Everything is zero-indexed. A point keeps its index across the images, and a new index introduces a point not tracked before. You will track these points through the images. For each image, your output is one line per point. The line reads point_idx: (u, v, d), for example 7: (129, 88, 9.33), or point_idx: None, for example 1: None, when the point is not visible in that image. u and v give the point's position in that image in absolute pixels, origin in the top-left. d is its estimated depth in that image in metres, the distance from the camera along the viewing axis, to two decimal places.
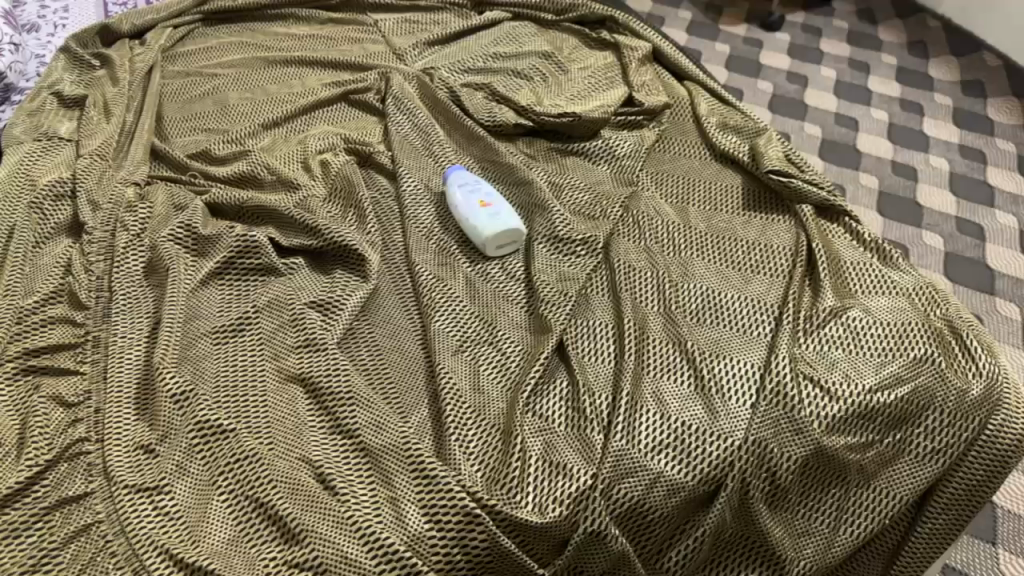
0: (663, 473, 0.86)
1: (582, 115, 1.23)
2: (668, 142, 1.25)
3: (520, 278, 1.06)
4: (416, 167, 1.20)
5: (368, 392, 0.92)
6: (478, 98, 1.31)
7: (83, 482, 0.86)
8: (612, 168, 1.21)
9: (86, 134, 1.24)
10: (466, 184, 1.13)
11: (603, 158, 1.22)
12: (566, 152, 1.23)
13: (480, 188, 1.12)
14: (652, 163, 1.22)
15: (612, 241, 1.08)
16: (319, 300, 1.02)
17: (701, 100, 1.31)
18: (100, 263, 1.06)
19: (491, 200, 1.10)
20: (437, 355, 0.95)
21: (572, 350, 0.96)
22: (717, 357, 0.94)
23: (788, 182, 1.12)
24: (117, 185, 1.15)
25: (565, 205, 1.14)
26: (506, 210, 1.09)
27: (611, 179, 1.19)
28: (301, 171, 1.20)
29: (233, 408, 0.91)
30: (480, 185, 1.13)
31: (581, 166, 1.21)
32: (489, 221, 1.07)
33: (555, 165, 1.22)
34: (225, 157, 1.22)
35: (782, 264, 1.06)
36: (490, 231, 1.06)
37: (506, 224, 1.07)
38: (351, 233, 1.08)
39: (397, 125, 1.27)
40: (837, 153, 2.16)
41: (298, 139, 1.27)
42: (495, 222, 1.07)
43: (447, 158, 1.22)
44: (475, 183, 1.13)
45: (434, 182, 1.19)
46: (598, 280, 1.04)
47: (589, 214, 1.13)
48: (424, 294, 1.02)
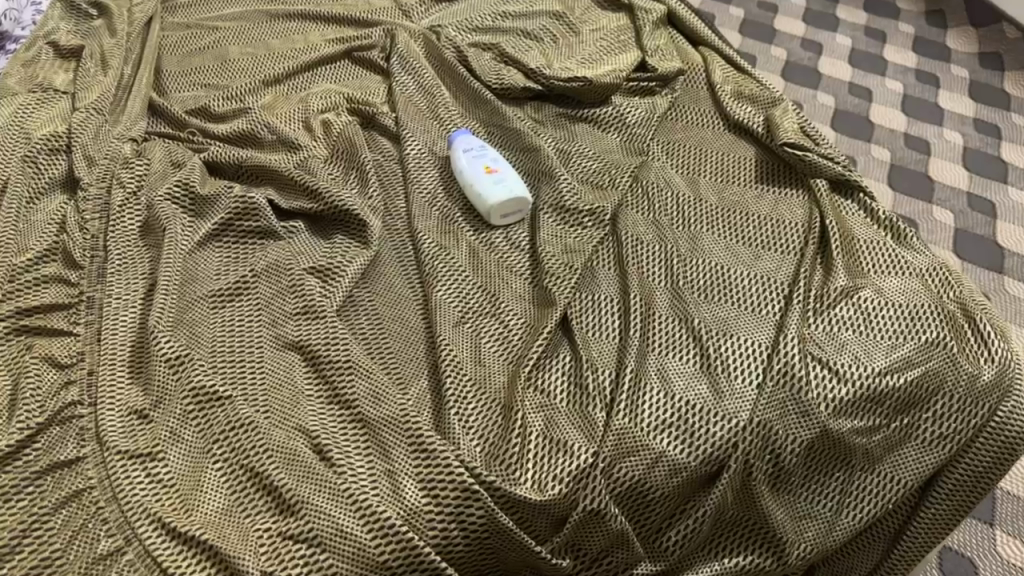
0: (666, 452, 0.84)
1: (594, 80, 1.20)
2: (681, 110, 1.22)
3: (525, 249, 1.04)
4: (422, 130, 1.17)
5: (368, 363, 0.91)
6: (486, 60, 1.27)
7: (75, 447, 0.84)
8: (622, 135, 1.18)
9: (83, 87, 1.20)
10: (474, 149, 1.10)
11: (613, 126, 1.19)
12: (576, 118, 1.20)
13: (488, 153, 1.10)
14: (664, 131, 1.19)
15: (619, 213, 1.05)
16: (319, 266, 1.00)
17: (716, 68, 1.27)
18: (96, 221, 1.05)
19: (499, 166, 1.08)
20: (438, 326, 0.93)
21: (576, 324, 0.94)
22: (723, 334, 0.93)
23: (803, 155, 1.09)
24: (113, 141, 1.12)
25: (572, 174, 1.11)
26: (513, 177, 1.07)
27: (620, 147, 1.16)
28: (302, 130, 1.17)
29: (230, 375, 0.89)
30: (488, 151, 1.10)
31: (591, 133, 1.18)
32: (496, 190, 1.05)
33: (564, 131, 1.19)
34: (225, 114, 1.19)
35: (794, 241, 1.04)
36: (496, 199, 1.04)
37: (513, 194, 1.04)
38: (353, 199, 1.06)
39: (402, 86, 1.23)
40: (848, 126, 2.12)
41: (301, 97, 1.23)
42: (502, 190, 1.05)
43: (453, 121, 1.19)
44: (484, 149, 1.10)
45: (439, 147, 1.16)
46: (605, 252, 1.02)
47: (597, 183, 1.10)
48: (427, 263, 1.01)
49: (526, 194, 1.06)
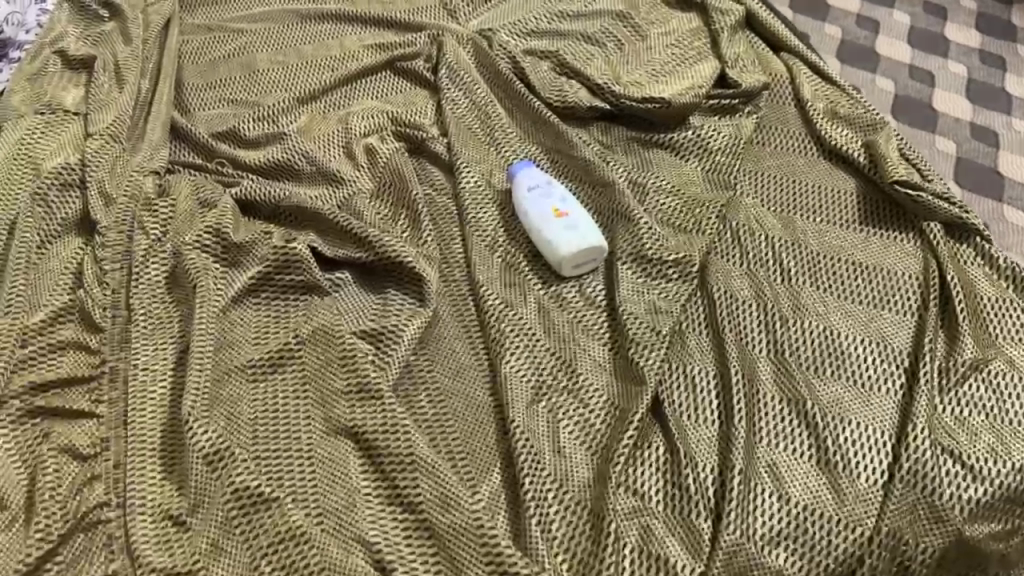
0: (783, 571, 0.73)
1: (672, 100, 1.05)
2: (767, 132, 1.08)
3: (602, 306, 0.91)
4: (478, 160, 1.04)
5: (433, 456, 0.78)
6: (546, 72, 1.13)
7: (104, 560, 0.75)
8: (703, 164, 1.04)
9: (96, 106, 1.07)
10: (539, 187, 0.97)
11: (693, 152, 1.05)
12: (649, 142, 1.06)
13: (556, 192, 0.96)
14: (751, 158, 1.05)
15: (708, 264, 0.93)
16: (370, 330, 0.88)
17: (804, 81, 1.13)
18: (117, 273, 0.92)
19: (569, 208, 0.95)
20: (510, 409, 0.81)
21: (669, 407, 0.82)
22: (840, 419, 0.81)
23: (916, 196, 0.96)
24: (133, 175, 1.00)
25: (651, 214, 0.98)
26: (586, 221, 0.94)
27: (702, 180, 1.03)
28: (344, 160, 1.05)
29: (275, 472, 0.78)
30: (555, 188, 0.97)
31: (668, 161, 1.04)
32: (567, 239, 0.92)
33: (637, 159, 1.05)
34: (255, 139, 1.06)
35: (911, 300, 0.91)
36: (568, 251, 0.91)
37: (587, 244, 0.92)
38: (407, 246, 0.93)
39: (453, 105, 1.10)
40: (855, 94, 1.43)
41: (340, 117, 1.10)
42: (575, 239, 0.92)
43: (512, 147, 1.06)
44: (550, 186, 0.97)
45: (498, 179, 1.03)
46: (694, 313, 0.90)
47: (679, 225, 0.98)
48: (492, 325, 0.88)
49: (602, 241, 0.93)
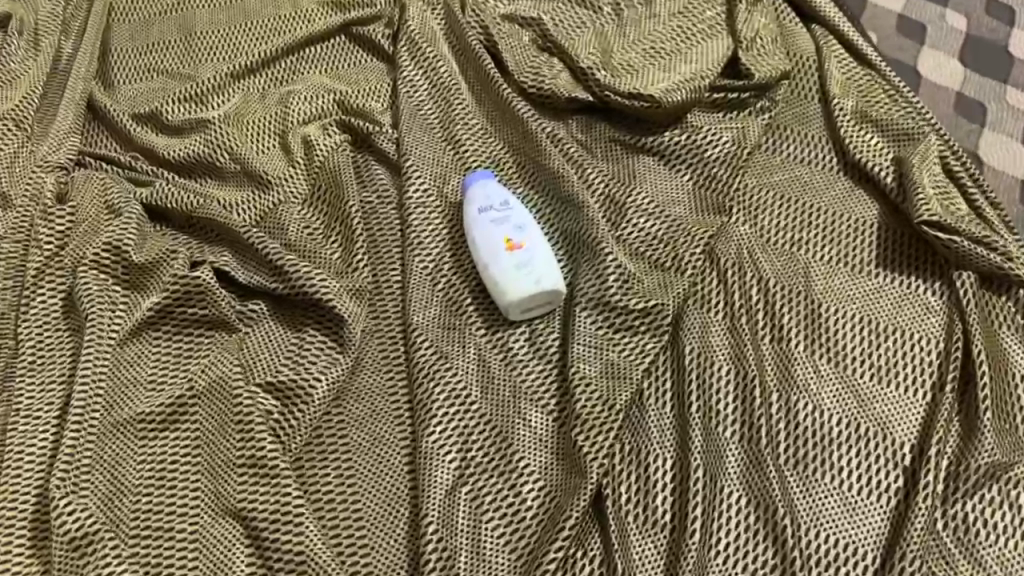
0: None
1: (666, 100, 0.88)
2: (780, 135, 0.90)
3: (552, 362, 0.78)
4: (428, 158, 0.89)
5: (326, 558, 0.68)
6: (524, 48, 0.96)
7: None
8: (696, 178, 0.88)
9: (5, 80, 0.94)
10: (495, 206, 0.82)
11: (686, 160, 0.88)
12: (636, 147, 0.89)
13: (514, 216, 0.82)
14: (756, 168, 0.88)
15: (684, 315, 0.78)
16: (277, 384, 0.76)
17: (833, 69, 0.94)
18: (7, 294, 0.82)
19: (526, 239, 0.80)
20: (423, 500, 0.70)
21: (613, 507, 0.70)
22: (815, 535, 0.68)
23: (947, 241, 0.79)
24: (34, 172, 0.87)
25: (623, 244, 0.83)
26: (545, 255, 0.79)
27: (692, 199, 0.86)
28: (278, 156, 0.91)
29: (149, 562, 0.69)
30: (513, 210, 0.82)
31: (655, 172, 0.88)
32: (518, 280, 0.78)
33: (619, 167, 0.89)
34: (179, 125, 0.92)
35: (924, 374, 0.76)
36: (517, 294, 0.77)
37: (541, 287, 0.78)
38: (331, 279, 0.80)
39: (410, 88, 0.94)
40: (901, 42, 1.04)
41: (280, 97, 0.95)
42: (526, 280, 0.78)
43: (473, 146, 0.91)
44: (508, 207, 0.82)
45: (452, 186, 0.88)
46: (661, 376, 0.76)
47: (655, 259, 0.82)
48: (420, 385, 0.76)
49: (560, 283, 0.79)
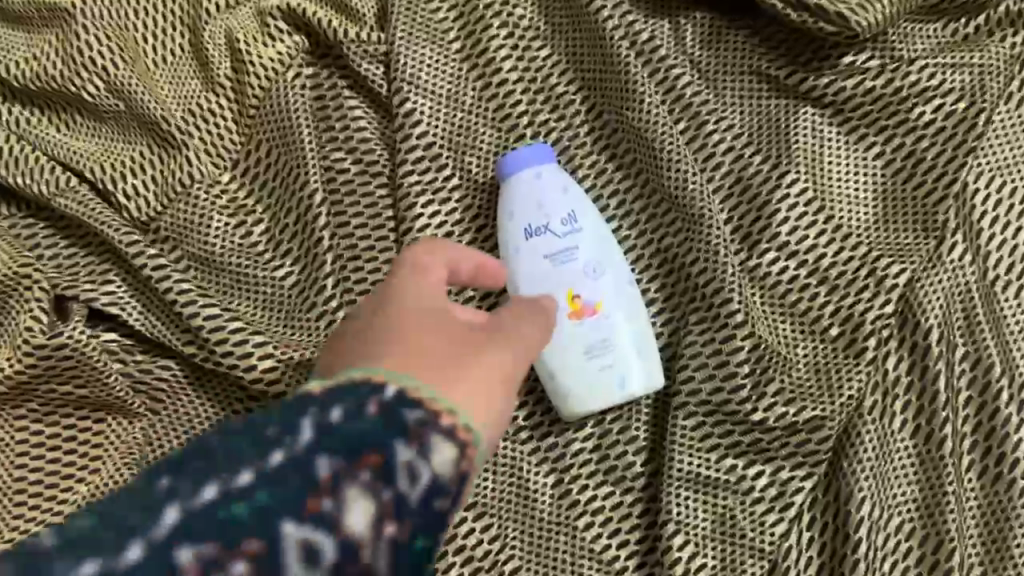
0: None
1: (858, 27, 0.50)
2: None
3: (635, 495, 0.50)
4: (443, 98, 0.54)
5: None
6: None
7: None
8: (888, 153, 0.52)
9: None
10: (553, 226, 0.49)
11: (872, 119, 0.53)
12: (791, 88, 0.53)
13: (584, 248, 0.49)
14: (997, 134, 0.52)
15: (850, 434, 0.49)
16: None
17: None
18: None
19: (603, 297, 0.49)
20: None
21: None
22: None
23: None
24: None
25: (756, 284, 0.51)
26: (633, 327, 0.49)
27: (876, 197, 0.52)
28: (191, 73, 0.55)
29: None
30: (581, 237, 0.49)
31: (821, 136, 0.53)
32: (590, 377, 0.48)
33: (759, 125, 0.54)
34: (18, 11, 0.54)
35: None
36: (588, 401, 0.48)
37: (627, 390, 0.48)
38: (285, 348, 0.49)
39: None
40: None
41: None
42: (604, 380, 0.48)
43: (515, 69, 0.54)
44: (572, 227, 0.49)
45: (479, 154, 0.53)
46: (806, 538, 0.48)
47: (807, 320, 0.50)
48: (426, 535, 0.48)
49: (655, 376, 0.49)
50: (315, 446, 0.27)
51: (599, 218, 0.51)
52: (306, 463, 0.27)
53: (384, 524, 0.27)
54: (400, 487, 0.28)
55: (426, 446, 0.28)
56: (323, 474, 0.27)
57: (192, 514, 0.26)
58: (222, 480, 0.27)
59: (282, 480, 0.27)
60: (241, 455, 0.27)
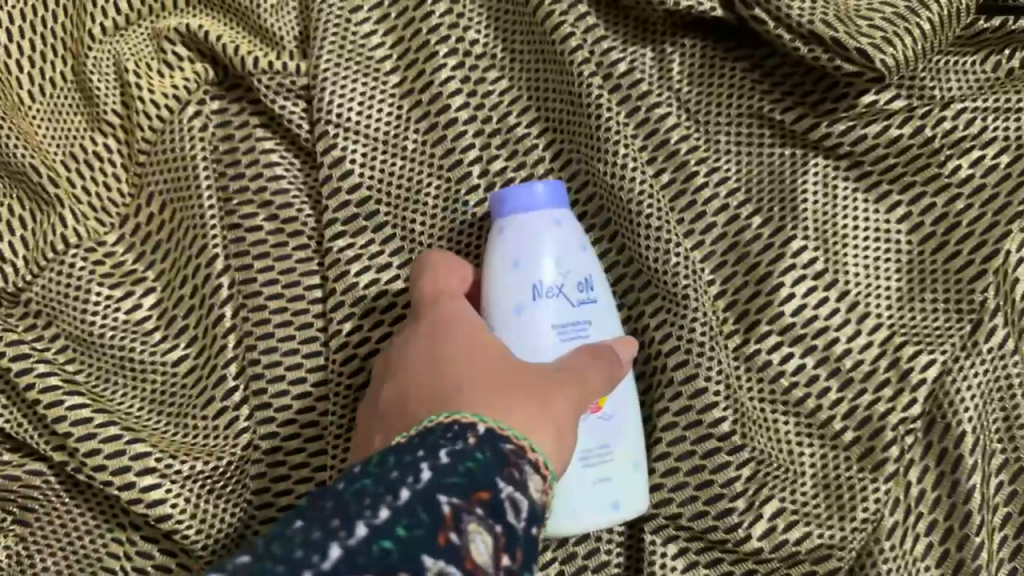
0: None
1: (882, 66, 0.41)
2: None
3: None
4: (378, 142, 0.44)
5: None
6: None
7: None
8: (915, 216, 0.43)
9: None
10: (567, 291, 0.38)
11: (897, 172, 0.43)
12: (800, 134, 0.44)
13: (596, 326, 0.39)
14: None
15: (864, 562, 0.41)
16: None
17: None
18: None
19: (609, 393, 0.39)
20: None
21: None
22: None
23: None
24: None
25: (754, 376, 0.42)
26: (633, 439, 0.40)
27: (902, 269, 0.43)
28: (76, 111, 0.45)
29: None
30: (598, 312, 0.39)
31: (833, 194, 0.44)
32: (582, 490, 0.38)
33: (760, 177, 0.44)
34: None
35: None
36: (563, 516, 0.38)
37: (612, 516, 0.39)
38: (174, 460, 0.40)
39: None
40: None
41: None
42: (595, 498, 0.38)
43: (465, 106, 0.45)
44: (588, 298, 0.39)
45: (422, 209, 0.44)
46: None
47: (817, 422, 0.41)
48: None
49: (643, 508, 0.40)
50: (440, 484, 0.26)
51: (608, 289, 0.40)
52: (432, 503, 0.26)
53: (500, 557, 0.26)
54: (509, 520, 0.27)
55: (523, 476, 0.29)
56: (447, 508, 0.26)
57: (351, 550, 0.24)
58: (341, 538, 0.25)
59: (414, 514, 0.25)
60: (374, 496, 0.26)
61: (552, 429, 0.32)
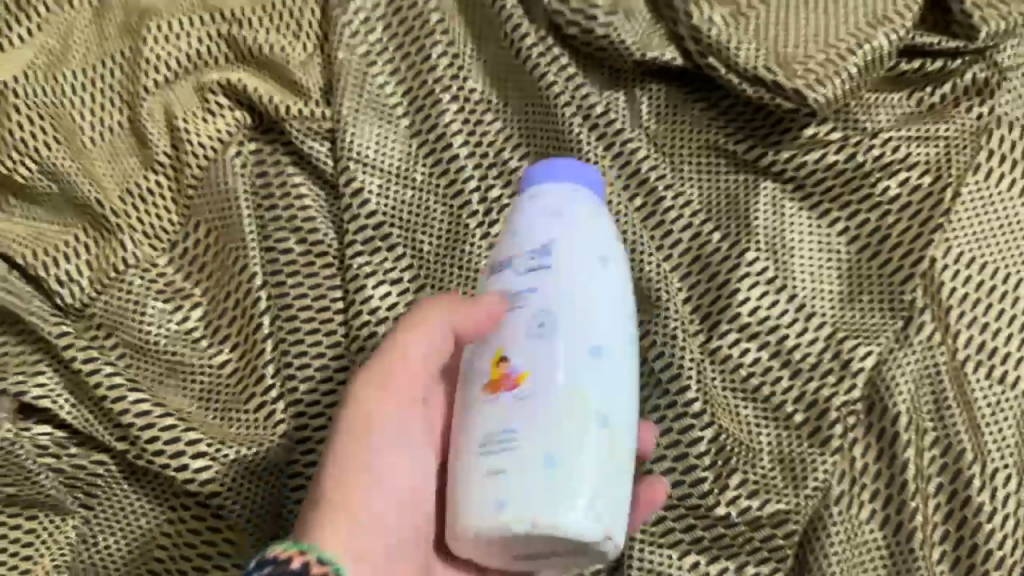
0: None
1: (815, 103, 0.49)
2: (1003, 139, 0.51)
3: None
4: (391, 175, 0.52)
5: None
6: None
7: None
8: (852, 229, 0.51)
9: None
10: (521, 259, 0.39)
11: (836, 191, 0.51)
12: (750, 163, 0.52)
13: (542, 309, 0.38)
14: (967, 211, 0.51)
15: (817, 525, 0.47)
16: None
17: None
18: None
19: (530, 368, 0.37)
20: None
21: None
22: None
23: None
24: None
25: (717, 367, 0.49)
26: (551, 413, 0.36)
27: (841, 275, 0.50)
28: (132, 152, 0.53)
29: None
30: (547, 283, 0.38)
31: (782, 212, 0.51)
32: (505, 486, 0.36)
33: (719, 200, 0.52)
34: None
35: None
36: (474, 507, 0.36)
37: (525, 517, 0.35)
38: (221, 446, 0.47)
39: (355, 16, 0.54)
40: None
41: (129, 22, 0.55)
42: (516, 493, 0.35)
43: (466, 143, 0.52)
44: (547, 264, 0.38)
45: (429, 231, 0.51)
46: None
47: (773, 405, 0.48)
48: None
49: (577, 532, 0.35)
50: None
51: (595, 317, 0.38)
52: None
53: None
54: None
55: None
56: None
57: None
58: None
59: None
60: None
61: (346, 486, 0.39)
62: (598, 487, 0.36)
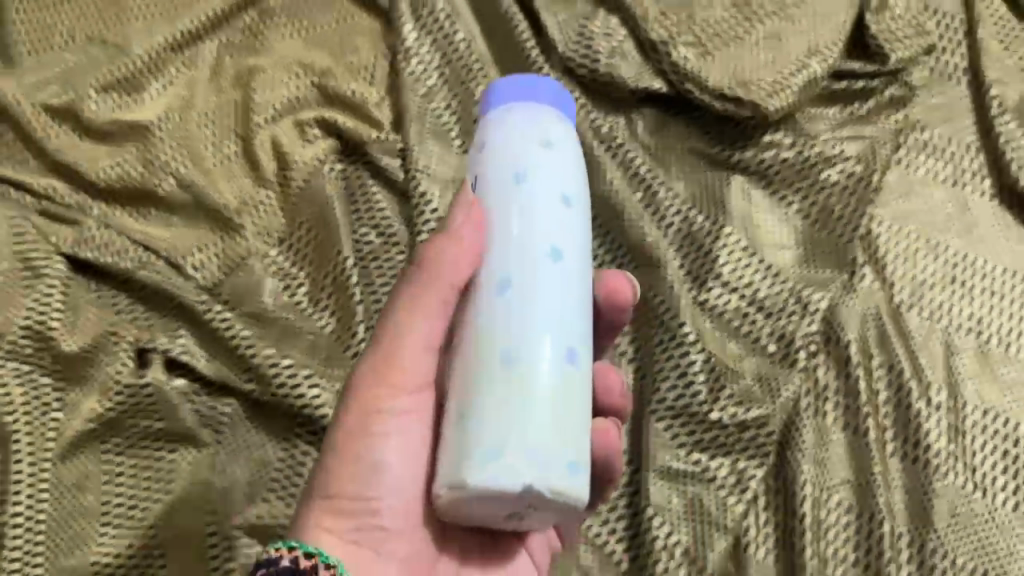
0: None
1: (767, 111, 0.65)
2: (917, 138, 0.67)
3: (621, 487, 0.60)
4: (448, 182, 0.67)
5: None
6: (570, 8, 0.72)
7: None
8: (805, 209, 0.66)
9: None
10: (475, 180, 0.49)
11: (789, 180, 0.66)
12: (722, 162, 0.68)
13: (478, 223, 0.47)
14: (891, 192, 0.66)
15: (793, 431, 0.59)
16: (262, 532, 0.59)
17: (987, 34, 0.70)
18: None
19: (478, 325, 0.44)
20: None
21: None
22: None
23: None
24: None
25: (707, 314, 0.63)
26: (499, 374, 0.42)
27: (798, 243, 0.65)
28: (244, 173, 0.68)
29: None
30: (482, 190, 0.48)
31: (751, 199, 0.66)
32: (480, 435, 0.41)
33: (701, 193, 0.67)
34: (106, 129, 0.68)
35: None
36: (460, 461, 0.41)
37: (468, 475, 0.40)
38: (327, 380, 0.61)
39: (416, 67, 0.70)
40: None
41: (240, 77, 0.71)
42: (492, 431, 0.41)
43: None
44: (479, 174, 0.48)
45: None
46: (762, 511, 0.59)
47: (752, 338, 0.62)
48: None
49: (499, 485, 0.39)
50: None
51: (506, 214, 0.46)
52: None
53: None
54: None
55: None
56: None
57: None
58: None
59: None
60: None
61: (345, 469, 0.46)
62: (532, 443, 0.40)
